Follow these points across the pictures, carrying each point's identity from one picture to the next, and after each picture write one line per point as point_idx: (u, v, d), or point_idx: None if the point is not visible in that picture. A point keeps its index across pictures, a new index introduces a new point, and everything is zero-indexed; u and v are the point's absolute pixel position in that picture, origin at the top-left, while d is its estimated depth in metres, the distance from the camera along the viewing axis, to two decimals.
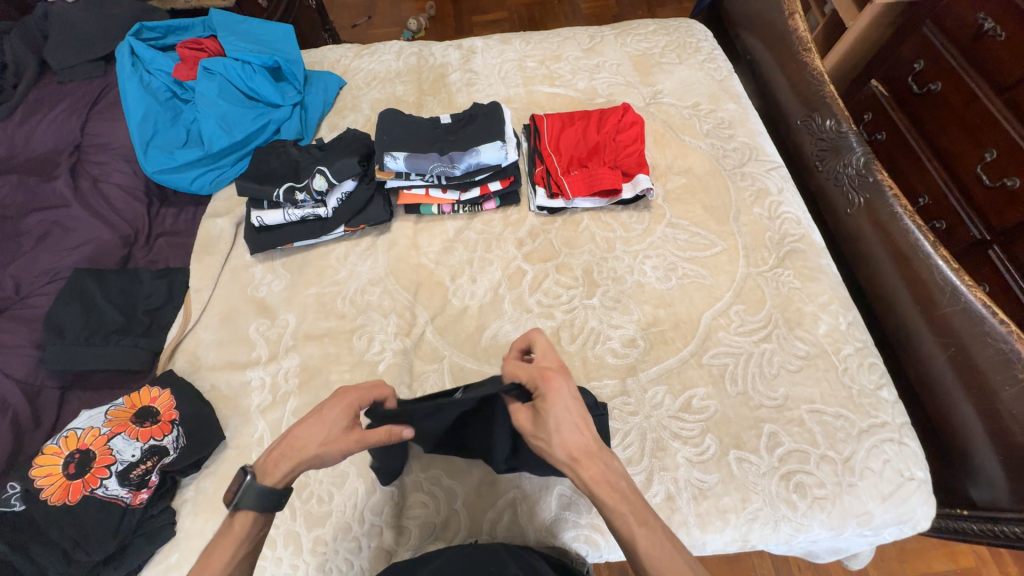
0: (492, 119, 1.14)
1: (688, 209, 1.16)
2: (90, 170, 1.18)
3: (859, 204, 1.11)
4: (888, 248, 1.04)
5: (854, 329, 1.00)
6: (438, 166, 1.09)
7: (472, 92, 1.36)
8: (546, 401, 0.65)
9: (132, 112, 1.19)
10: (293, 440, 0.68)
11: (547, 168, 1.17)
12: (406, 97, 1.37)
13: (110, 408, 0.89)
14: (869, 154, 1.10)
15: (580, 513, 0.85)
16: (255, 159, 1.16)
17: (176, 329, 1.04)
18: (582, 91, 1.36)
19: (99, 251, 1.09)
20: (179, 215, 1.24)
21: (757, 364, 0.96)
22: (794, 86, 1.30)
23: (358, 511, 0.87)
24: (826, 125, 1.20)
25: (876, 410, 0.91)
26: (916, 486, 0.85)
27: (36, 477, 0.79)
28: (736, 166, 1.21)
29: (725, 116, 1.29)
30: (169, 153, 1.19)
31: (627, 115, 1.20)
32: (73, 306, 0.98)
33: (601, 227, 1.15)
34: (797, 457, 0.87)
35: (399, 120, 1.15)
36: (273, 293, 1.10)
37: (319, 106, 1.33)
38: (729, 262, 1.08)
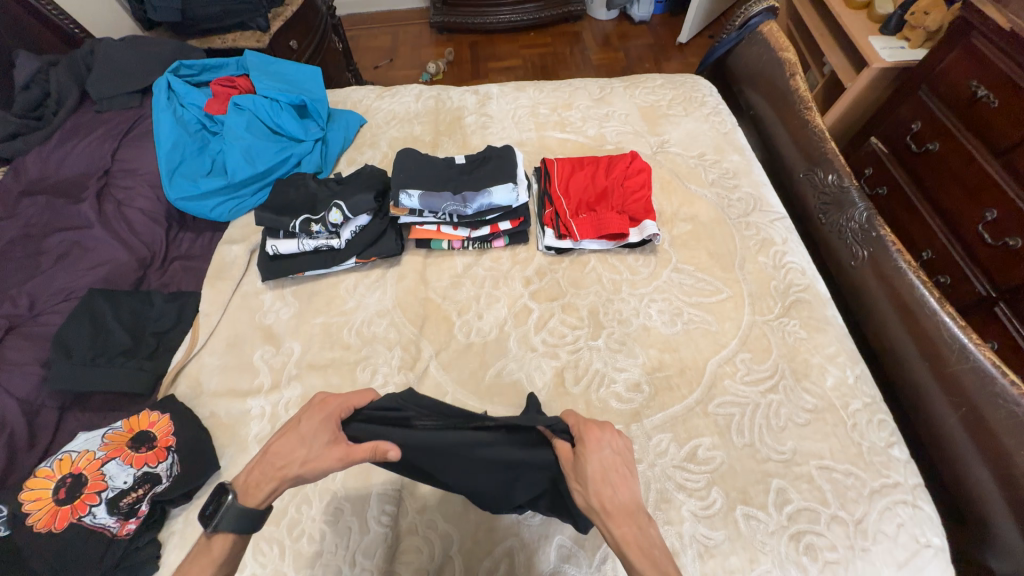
0: (504, 162, 1.18)
1: (694, 255, 1.18)
2: (115, 194, 1.22)
3: (863, 257, 1.13)
4: (892, 300, 1.05)
5: (862, 383, 0.99)
6: (451, 205, 1.12)
7: (486, 135, 1.43)
8: (585, 447, 0.64)
9: (162, 142, 1.24)
10: (273, 457, 0.64)
11: (556, 210, 1.20)
12: (423, 136, 1.43)
13: (108, 431, 0.89)
14: (872, 209, 1.13)
15: (580, 567, 0.81)
16: (276, 189, 1.20)
17: (182, 353, 1.05)
18: (592, 138, 1.42)
19: (115, 272, 1.11)
20: (195, 240, 1.29)
21: (763, 415, 0.94)
22: (796, 142, 1.35)
23: (349, 553, 0.83)
24: (828, 179, 1.24)
25: (887, 469, 0.89)
26: (933, 554, 0.82)
27: (24, 501, 0.78)
28: (741, 215, 1.24)
29: (729, 167, 1.33)
30: (193, 181, 1.23)
31: (635, 162, 1.24)
32: (83, 326, 0.99)
33: (607, 269, 1.17)
34: (806, 516, 0.84)
35: (416, 158, 1.20)
36: (280, 321, 1.11)
37: (340, 142, 1.39)
38: (735, 309, 1.09)
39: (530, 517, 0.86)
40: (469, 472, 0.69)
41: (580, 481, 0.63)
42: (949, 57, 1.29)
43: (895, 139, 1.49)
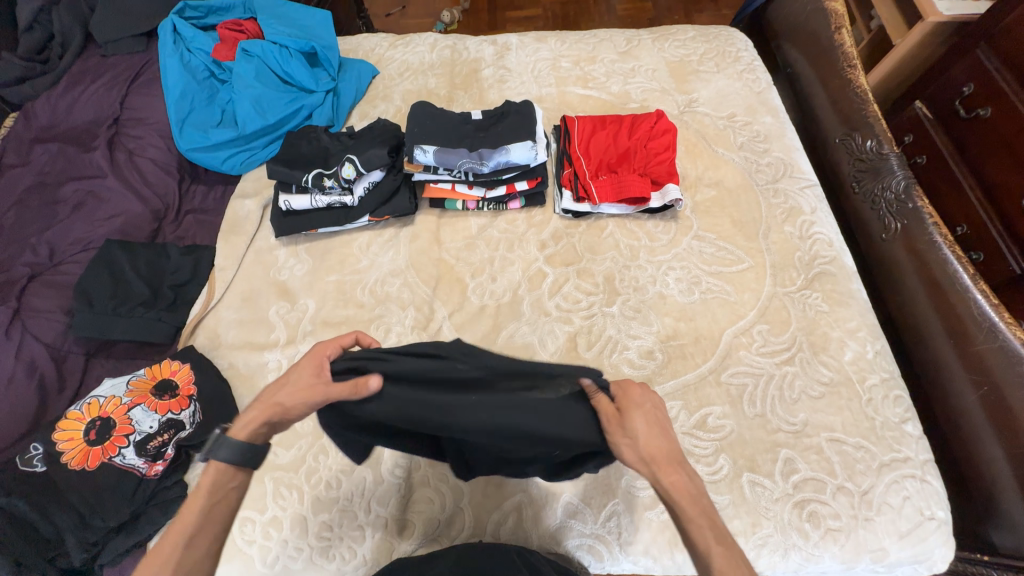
0: (524, 118, 1.12)
1: (716, 222, 1.14)
2: (126, 143, 1.20)
3: (896, 229, 1.08)
4: (922, 276, 1.01)
5: (881, 359, 0.97)
6: (467, 162, 1.07)
7: (504, 90, 1.36)
8: (625, 399, 0.62)
9: (171, 90, 1.20)
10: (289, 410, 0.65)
11: (575, 171, 1.15)
12: (438, 90, 1.37)
13: (132, 378, 0.92)
14: (910, 178, 1.08)
15: (585, 523, 0.85)
16: (287, 143, 1.16)
17: (199, 306, 1.06)
18: (615, 95, 1.34)
19: (130, 223, 1.10)
20: (208, 193, 1.25)
21: (777, 387, 0.94)
22: (835, 103, 1.26)
23: (364, 500, 0.87)
24: (866, 146, 1.17)
25: (899, 444, 0.88)
26: (935, 526, 0.83)
27: (58, 441, 0.83)
28: (769, 181, 1.18)
29: (760, 129, 1.26)
30: (203, 132, 1.20)
31: (660, 122, 1.18)
32: (102, 277, 1.01)
33: (625, 235, 1.14)
34: (813, 485, 0.85)
35: (430, 112, 1.15)
36: (295, 277, 1.11)
37: (351, 93, 1.33)
38: (756, 279, 1.06)
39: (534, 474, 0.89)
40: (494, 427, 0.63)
41: (622, 428, 0.60)
42: (1017, 11, 1.18)
43: (943, 105, 1.38)
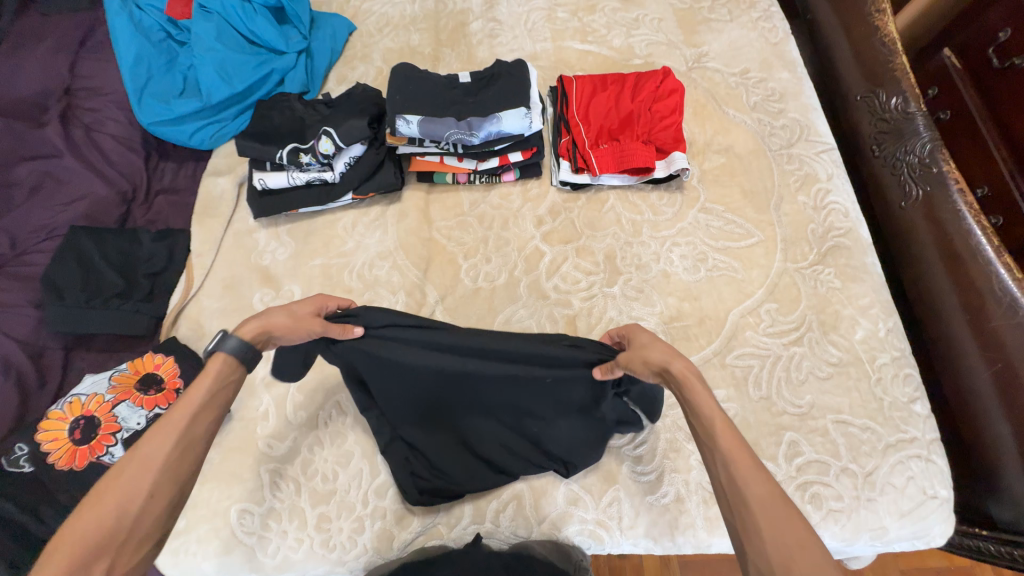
0: (516, 81, 1.02)
1: (725, 192, 1.06)
2: (83, 117, 1.10)
3: (916, 197, 1.00)
4: (941, 247, 0.95)
5: (892, 336, 0.93)
6: (455, 133, 0.98)
7: (494, 46, 1.23)
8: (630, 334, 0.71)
9: (124, 55, 1.07)
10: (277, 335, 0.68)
11: (574, 139, 1.06)
12: (421, 48, 1.24)
13: (114, 373, 0.88)
14: (937, 141, 0.99)
15: (587, 509, 0.85)
16: (257, 114, 1.06)
17: (178, 295, 1.00)
18: (618, 50, 1.22)
19: (95, 208, 1.03)
20: (179, 170, 1.15)
21: (784, 368, 0.91)
22: (858, 55, 1.15)
23: (362, 493, 0.86)
24: (890, 103, 1.07)
25: (906, 425, 0.86)
26: (937, 505, 0.83)
27: (42, 441, 0.80)
28: (783, 146, 1.09)
29: (776, 87, 1.15)
30: (165, 103, 1.09)
31: (666, 81, 1.07)
32: (71, 268, 0.95)
33: (627, 208, 1.06)
34: (816, 467, 0.84)
35: (413, 75, 1.04)
36: (277, 262, 1.04)
37: (327, 54, 1.21)
38: (765, 255, 1.00)
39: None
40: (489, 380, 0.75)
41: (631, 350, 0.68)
42: None
43: (981, 47, 1.06)
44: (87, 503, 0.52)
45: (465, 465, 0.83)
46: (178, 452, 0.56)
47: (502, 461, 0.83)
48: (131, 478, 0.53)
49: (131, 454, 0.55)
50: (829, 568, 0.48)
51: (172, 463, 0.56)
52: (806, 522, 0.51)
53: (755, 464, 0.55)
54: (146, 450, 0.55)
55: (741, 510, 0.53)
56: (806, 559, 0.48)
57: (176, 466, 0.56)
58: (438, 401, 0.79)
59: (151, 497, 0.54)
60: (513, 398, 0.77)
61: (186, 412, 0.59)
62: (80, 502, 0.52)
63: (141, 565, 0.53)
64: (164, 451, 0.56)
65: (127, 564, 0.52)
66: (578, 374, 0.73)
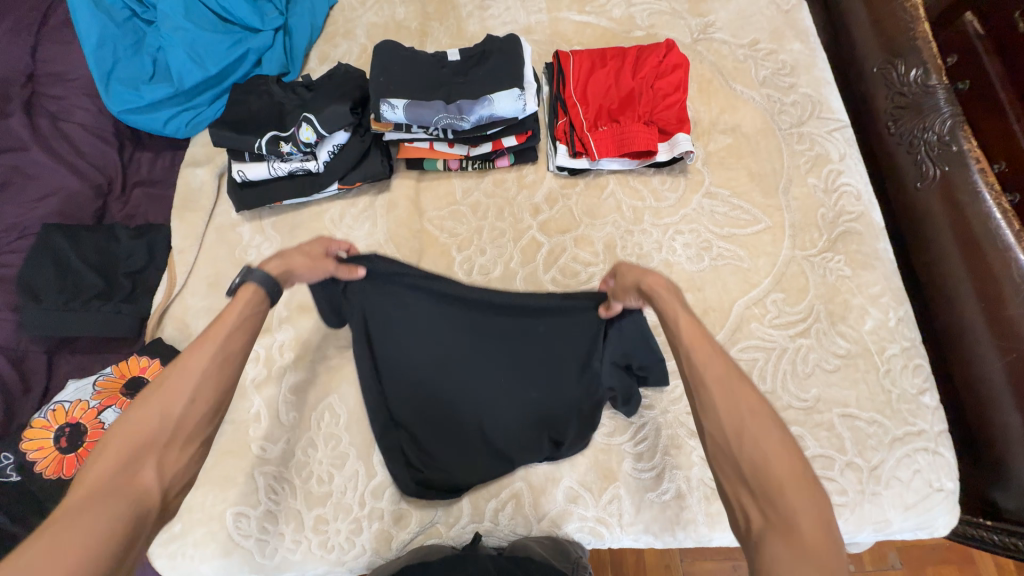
0: (508, 58, 0.95)
1: (732, 175, 1.01)
2: (48, 106, 1.03)
3: (933, 177, 0.94)
4: (957, 232, 0.90)
5: (903, 326, 0.89)
6: (444, 118, 0.91)
7: (486, 19, 1.15)
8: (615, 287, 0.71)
9: (86, 37, 1.00)
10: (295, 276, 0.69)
11: (571, 120, 1.00)
12: (408, 22, 1.16)
13: (98, 378, 0.85)
14: (958, 117, 0.93)
15: (587, 506, 0.83)
16: (232, 99, 0.99)
17: (161, 294, 0.96)
18: (618, 21, 1.14)
19: (69, 203, 0.98)
20: (156, 161, 1.09)
21: (790, 361, 0.88)
22: (877, 22, 1.06)
23: (358, 494, 0.85)
24: (910, 76, 0.99)
25: (914, 417, 0.84)
26: (943, 497, 0.81)
27: (28, 450, 0.78)
28: (793, 124, 1.03)
29: (787, 59, 1.08)
30: (135, 89, 1.02)
31: (670, 55, 1.00)
32: (46, 268, 0.90)
33: (628, 194, 1.01)
34: (820, 462, 0.82)
35: (397, 54, 0.96)
36: (263, 258, 1.00)
37: (306, 31, 1.13)
38: (772, 242, 0.95)
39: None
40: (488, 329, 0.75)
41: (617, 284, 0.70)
42: None
43: (1014, 7, 0.88)
44: (136, 406, 0.54)
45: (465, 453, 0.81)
46: (218, 363, 0.58)
47: (502, 450, 0.80)
48: (178, 382, 0.55)
49: (171, 366, 0.56)
50: (778, 428, 0.50)
51: (212, 372, 0.57)
52: (757, 391, 0.53)
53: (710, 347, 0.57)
54: (187, 362, 0.57)
55: (701, 388, 0.55)
56: (757, 422, 0.51)
57: (217, 376, 0.57)
58: (435, 359, 0.77)
59: (196, 400, 0.55)
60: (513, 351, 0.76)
61: (224, 329, 0.60)
62: (129, 403, 0.54)
63: (189, 466, 0.54)
64: (204, 362, 0.57)
65: (175, 462, 0.53)
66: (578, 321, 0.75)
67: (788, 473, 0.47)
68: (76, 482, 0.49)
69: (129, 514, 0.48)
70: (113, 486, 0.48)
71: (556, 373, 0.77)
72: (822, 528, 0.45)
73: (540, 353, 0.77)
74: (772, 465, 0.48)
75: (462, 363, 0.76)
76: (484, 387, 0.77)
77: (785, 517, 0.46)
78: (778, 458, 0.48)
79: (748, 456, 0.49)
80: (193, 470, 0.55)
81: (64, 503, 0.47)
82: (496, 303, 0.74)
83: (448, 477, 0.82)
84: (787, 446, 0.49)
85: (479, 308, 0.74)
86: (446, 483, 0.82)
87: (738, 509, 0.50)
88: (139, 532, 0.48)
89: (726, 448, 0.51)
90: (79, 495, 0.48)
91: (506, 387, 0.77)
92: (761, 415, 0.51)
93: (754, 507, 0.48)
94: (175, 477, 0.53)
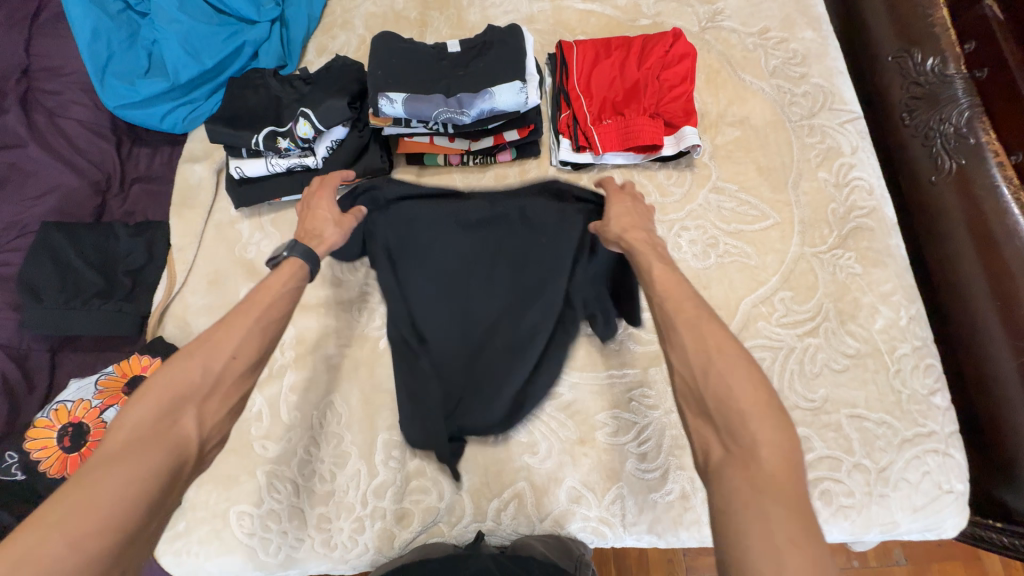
0: (510, 49, 0.92)
1: (740, 170, 0.98)
2: (44, 102, 1.02)
3: (949, 171, 0.91)
4: (973, 228, 0.87)
5: (915, 325, 0.87)
6: (444, 112, 0.89)
7: (487, 8, 1.12)
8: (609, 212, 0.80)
9: (80, 32, 0.98)
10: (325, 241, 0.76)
11: (574, 113, 0.97)
12: (407, 12, 1.13)
13: (100, 378, 0.85)
14: (976, 108, 0.90)
15: (590, 506, 0.83)
16: (229, 94, 0.98)
17: (162, 293, 0.96)
18: (623, 9, 1.10)
19: (68, 201, 0.97)
20: (154, 156, 1.07)
21: (797, 361, 0.86)
22: (892, 9, 1.02)
23: (360, 492, 0.85)
24: (926, 65, 0.96)
25: (925, 419, 0.82)
26: (953, 499, 0.80)
27: (32, 450, 0.79)
28: (804, 116, 1.00)
29: (798, 48, 1.04)
30: (131, 84, 1.01)
31: (676, 44, 0.97)
32: (46, 267, 0.90)
33: (632, 189, 0.99)
34: (827, 463, 0.81)
35: (395, 46, 0.94)
36: (263, 255, 1.00)
37: (303, 22, 1.11)
38: (781, 239, 0.93)
39: (568, 377, 0.89)
40: (492, 241, 0.91)
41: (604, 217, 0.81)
42: None
43: None
44: (181, 358, 0.58)
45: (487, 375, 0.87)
46: (259, 328, 0.62)
47: (518, 365, 0.87)
48: (222, 338, 0.60)
49: (219, 326, 0.61)
50: (742, 366, 0.54)
51: (251, 335, 0.61)
52: (727, 331, 0.57)
53: (685, 296, 0.62)
54: (230, 324, 0.61)
55: (673, 333, 0.60)
56: (723, 360, 0.55)
57: (256, 338, 0.62)
58: (449, 276, 0.90)
59: (236, 360, 0.59)
60: (514, 261, 0.90)
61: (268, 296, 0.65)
62: (177, 353, 0.58)
63: (223, 422, 0.58)
64: (245, 325, 0.61)
65: (214, 415, 0.57)
66: (561, 224, 0.89)
67: (749, 404, 0.51)
68: (121, 420, 0.53)
69: (168, 458, 0.51)
70: (154, 430, 0.52)
71: (553, 278, 0.88)
72: (779, 458, 0.49)
73: (533, 262, 0.89)
74: (735, 398, 0.52)
75: (470, 284, 0.90)
76: (495, 300, 0.89)
77: (745, 447, 0.50)
78: (743, 393, 0.52)
79: (713, 390, 0.54)
80: (228, 426, 0.59)
81: (111, 441, 0.51)
82: (490, 217, 0.91)
83: (472, 399, 0.87)
84: (752, 378, 0.53)
85: (478, 217, 0.91)
86: (477, 415, 0.86)
87: (702, 444, 0.54)
88: (175, 477, 0.52)
89: (692, 384, 0.56)
90: (123, 434, 0.52)
91: (513, 296, 0.89)
92: (728, 355, 0.55)
93: (716, 439, 0.52)
94: (212, 430, 0.57)
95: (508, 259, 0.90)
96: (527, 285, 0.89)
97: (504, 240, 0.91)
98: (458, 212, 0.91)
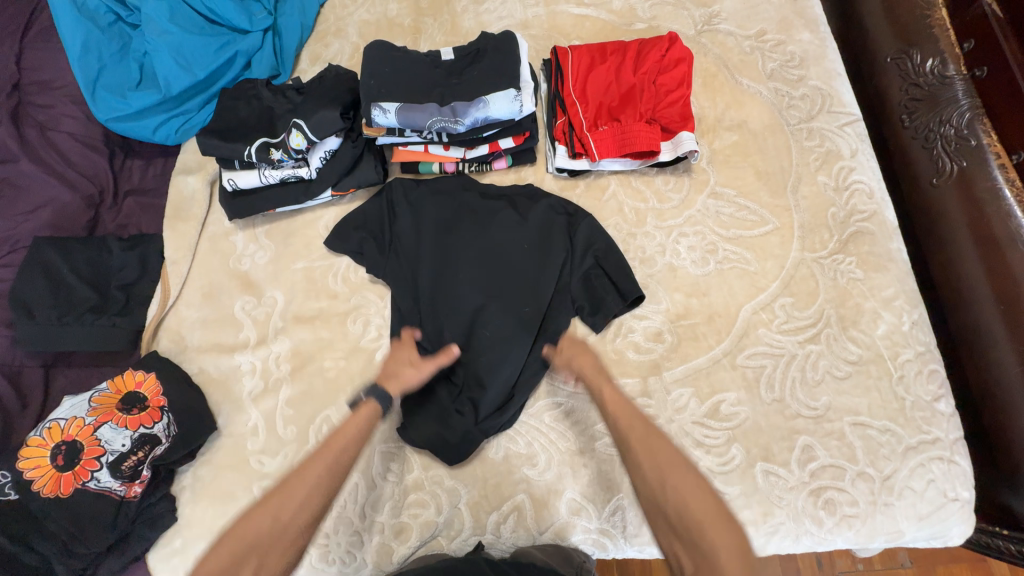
0: (504, 56, 0.91)
1: (738, 174, 0.97)
2: (35, 115, 1.02)
3: (950, 173, 0.90)
4: (975, 231, 0.86)
5: (917, 330, 0.86)
6: (438, 121, 0.88)
7: (481, 14, 1.11)
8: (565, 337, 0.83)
9: (71, 45, 0.98)
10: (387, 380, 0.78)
11: (570, 120, 0.96)
12: (400, 18, 1.13)
13: (94, 394, 0.84)
14: (976, 109, 0.89)
15: (591, 518, 0.82)
16: (221, 105, 0.97)
17: (156, 306, 0.95)
18: (618, 13, 1.09)
19: (60, 215, 0.96)
20: (148, 168, 1.07)
21: (799, 368, 0.85)
22: (890, 9, 1.01)
23: (358, 506, 0.84)
24: (925, 66, 0.95)
25: (928, 426, 0.81)
26: (958, 507, 0.78)
27: (25, 470, 0.77)
28: (803, 119, 0.99)
29: (796, 50, 1.03)
30: (123, 97, 1.00)
31: (673, 48, 0.95)
32: (38, 282, 0.89)
33: (630, 195, 0.98)
34: (831, 472, 0.80)
35: (389, 55, 0.93)
36: (257, 267, 0.99)
37: (295, 30, 1.10)
38: (780, 244, 0.92)
39: (567, 388, 0.88)
40: (482, 232, 0.93)
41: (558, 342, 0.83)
42: None
43: None
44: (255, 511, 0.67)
45: (480, 364, 0.87)
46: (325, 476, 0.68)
47: (509, 357, 0.87)
48: (291, 489, 0.67)
49: (290, 476, 0.69)
50: (692, 481, 0.65)
51: (316, 486, 0.68)
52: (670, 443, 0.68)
53: (635, 419, 0.71)
54: (304, 472, 0.69)
55: (629, 454, 0.68)
56: (673, 475, 0.65)
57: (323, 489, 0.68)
58: (440, 264, 0.92)
59: (300, 510, 0.66)
60: (503, 252, 0.92)
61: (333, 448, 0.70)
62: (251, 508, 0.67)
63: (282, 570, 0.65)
64: (315, 475, 0.68)
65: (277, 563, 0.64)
66: (551, 221, 0.93)
67: (703, 513, 0.62)
68: (207, 564, 0.64)
69: None
70: None
71: (540, 270, 0.90)
72: (735, 558, 0.59)
73: (524, 255, 0.91)
74: (691, 508, 0.62)
75: (455, 276, 0.91)
76: (484, 290, 0.90)
77: (706, 555, 0.59)
78: (696, 501, 0.63)
79: (673, 506, 0.63)
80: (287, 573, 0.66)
81: None
82: (484, 210, 0.95)
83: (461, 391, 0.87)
84: (698, 486, 0.64)
85: (471, 209, 0.95)
86: (472, 410, 0.86)
87: (673, 556, 0.63)
88: None
89: (656, 500, 0.65)
90: None
91: (501, 288, 0.90)
92: (678, 470, 0.65)
93: (683, 550, 0.62)
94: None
95: (498, 250, 0.92)
96: (516, 277, 0.90)
97: (482, 231, 0.93)
98: (452, 205, 0.95)
